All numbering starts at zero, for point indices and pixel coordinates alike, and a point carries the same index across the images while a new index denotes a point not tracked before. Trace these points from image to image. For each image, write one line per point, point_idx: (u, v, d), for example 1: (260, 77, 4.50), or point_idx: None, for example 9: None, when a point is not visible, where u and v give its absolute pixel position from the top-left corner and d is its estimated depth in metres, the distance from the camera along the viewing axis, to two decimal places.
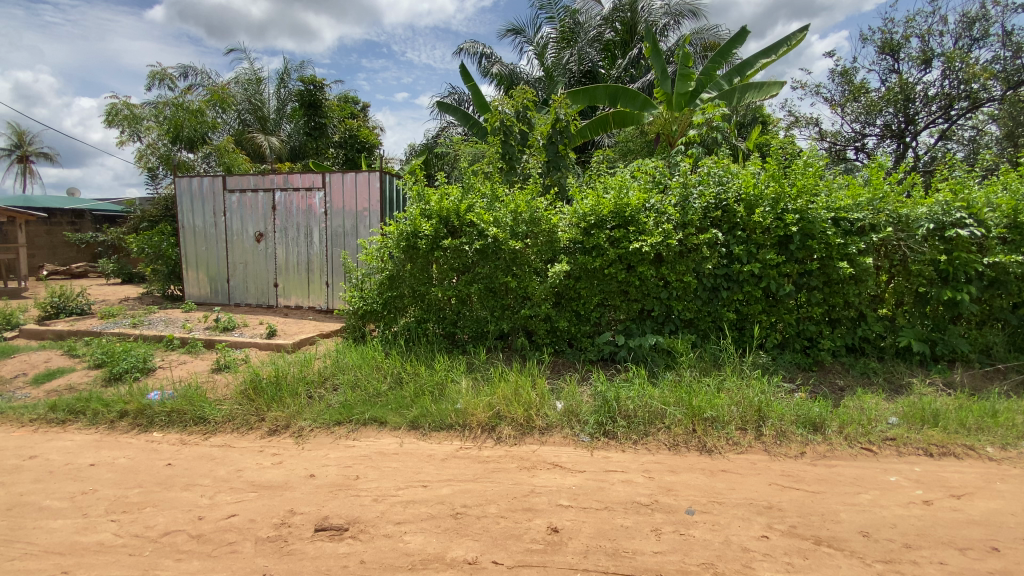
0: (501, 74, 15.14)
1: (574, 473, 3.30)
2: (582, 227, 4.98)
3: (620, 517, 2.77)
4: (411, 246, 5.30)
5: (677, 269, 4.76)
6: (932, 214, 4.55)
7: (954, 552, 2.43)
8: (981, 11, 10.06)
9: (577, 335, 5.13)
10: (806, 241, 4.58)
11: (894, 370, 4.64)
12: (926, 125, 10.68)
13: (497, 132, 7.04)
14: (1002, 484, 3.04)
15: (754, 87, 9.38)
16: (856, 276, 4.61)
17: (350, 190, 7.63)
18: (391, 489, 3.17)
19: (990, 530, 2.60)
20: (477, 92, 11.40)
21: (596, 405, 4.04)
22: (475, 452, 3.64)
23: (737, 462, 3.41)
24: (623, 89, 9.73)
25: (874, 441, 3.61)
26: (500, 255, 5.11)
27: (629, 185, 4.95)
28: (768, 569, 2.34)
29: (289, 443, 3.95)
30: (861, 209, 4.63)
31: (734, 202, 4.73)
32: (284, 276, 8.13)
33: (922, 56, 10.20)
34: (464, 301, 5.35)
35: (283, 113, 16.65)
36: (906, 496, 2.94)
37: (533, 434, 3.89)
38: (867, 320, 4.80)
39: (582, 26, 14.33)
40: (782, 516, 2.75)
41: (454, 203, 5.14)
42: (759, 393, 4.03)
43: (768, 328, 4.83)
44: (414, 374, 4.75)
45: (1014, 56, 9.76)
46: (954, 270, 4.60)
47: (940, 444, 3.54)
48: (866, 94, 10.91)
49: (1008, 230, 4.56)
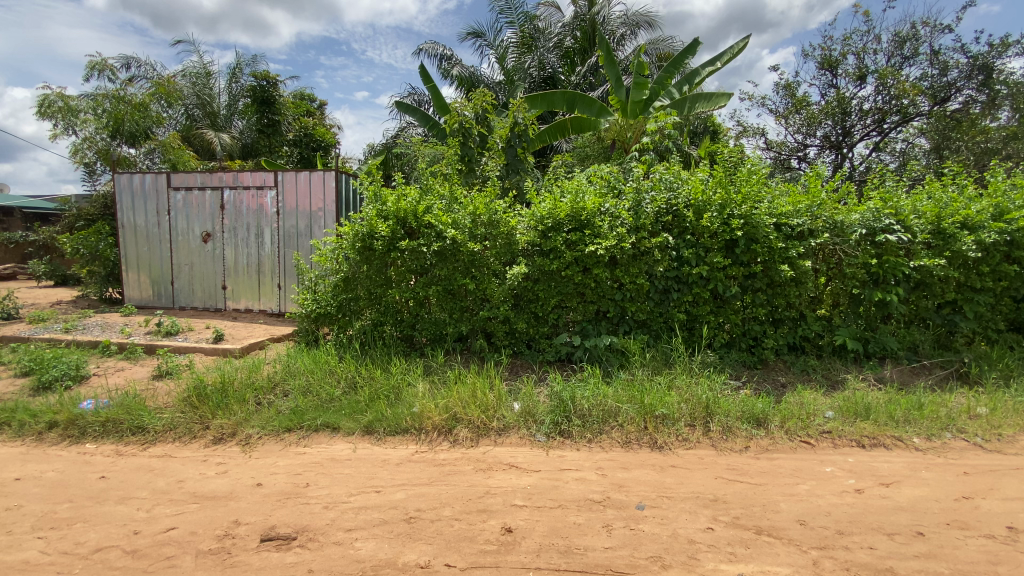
0: (462, 76, 15.16)
1: (529, 473, 3.32)
2: (539, 230, 5.03)
3: (573, 515, 2.81)
4: (367, 247, 5.18)
5: (631, 271, 4.88)
6: (864, 220, 4.87)
7: (883, 538, 2.59)
8: (910, 32, 10.84)
9: (536, 336, 5.18)
10: (751, 245, 4.80)
11: (831, 368, 4.92)
12: (861, 137, 11.41)
13: (456, 133, 6.95)
14: (926, 473, 3.28)
15: (704, 98, 9.69)
16: (797, 278, 4.86)
17: (304, 190, 7.42)
18: (342, 496, 3.09)
19: (915, 515, 2.79)
20: (436, 94, 11.35)
21: (553, 405, 4.09)
22: (431, 456, 3.61)
23: (686, 457, 3.52)
24: (581, 96, 9.80)
25: (812, 434, 3.81)
26: (458, 257, 5.08)
27: (586, 189, 5.04)
28: (712, 559, 2.43)
29: (235, 452, 3.79)
30: (801, 214, 4.88)
31: (684, 208, 4.90)
32: (233, 278, 7.81)
33: (858, 73, 10.88)
34: (422, 303, 5.29)
35: (234, 109, 16.04)
36: (840, 486, 3.12)
37: (489, 436, 3.88)
38: (807, 320, 5.07)
39: (542, 32, 14.54)
40: (727, 508, 2.86)
41: (411, 204, 5.05)
42: (707, 391, 4.19)
43: (716, 328, 5.03)
44: (369, 379, 4.65)
45: (941, 74, 10.55)
46: (884, 273, 4.90)
47: (871, 436, 3.77)
48: (807, 107, 11.54)
49: (932, 235, 4.88)
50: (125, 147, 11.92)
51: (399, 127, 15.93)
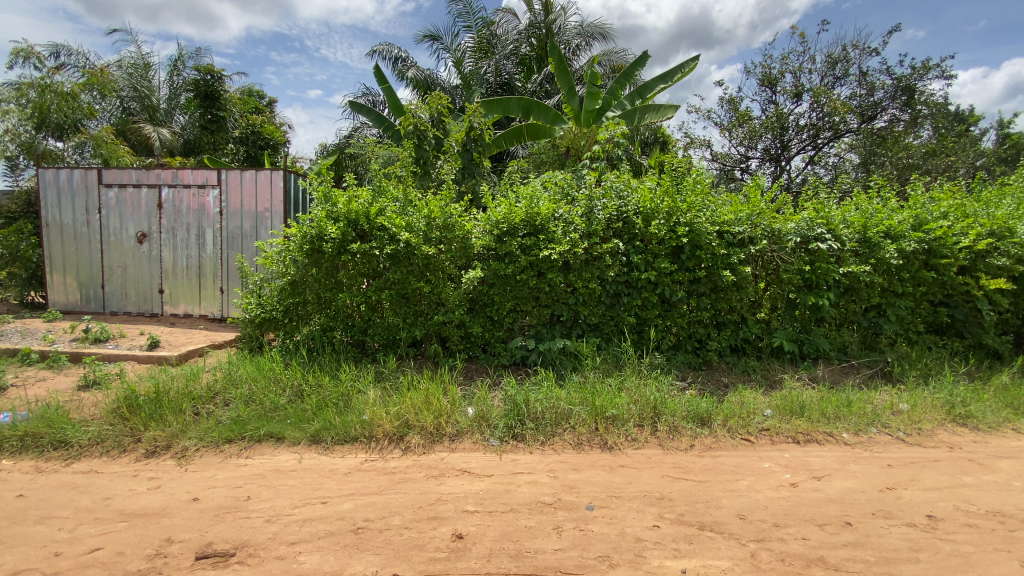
0: (417, 78, 15.03)
1: (481, 477, 3.30)
2: (495, 234, 5.03)
3: (524, 518, 2.82)
4: (316, 250, 5.02)
5: (583, 276, 4.97)
6: (798, 229, 5.17)
7: (815, 529, 2.74)
8: (841, 54, 11.63)
9: (491, 340, 5.18)
10: (696, 251, 5.00)
11: (770, 368, 5.18)
12: (797, 151, 12.13)
13: (409, 135, 6.75)
14: (853, 466, 3.51)
15: (652, 109, 10.02)
16: (738, 283, 5.11)
17: (249, 190, 7.11)
18: (286, 509, 2.97)
19: (844, 506, 2.97)
20: (391, 95, 11.20)
21: (506, 409, 4.09)
22: (381, 464, 3.53)
23: (635, 457, 3.61)
24: (535, 102, 9.95)
25: (752, 432, 4.00)
26: (413, 261, 5.01)
27: (540, 195, 5.10)
28: (658, 556, 2.50)
29: (170, 466, 3.57)
30: (741, 223, 5.13)
31: (633, 215, 5.06)
32: (171, 282, 7.38)
33: (794, 90, 11.57)
34: (375, 308, 5.17)
35: (176, 103, 15.25)
36: (777, 480, 3.28)
37: (442, 442, 3.83)
38: (748, 323, 5.33)
39: (498, 38, 14.65)
40: (672, 506, 2.96)
41: (363, 205, 4.92)
42: (656, 392, 4.32)
43: (664, 331, 5.19)
44: (317, 386, 4.50)
45: (868, 94, 11.38)
46: (817, 278, 5.20)
47: (805, 433, 4.00)
48: (749, 121, 12.16)
49: (859, 244, 5.23)
50: (51, 141, 11.09)
51: (352, 128, 15.58)
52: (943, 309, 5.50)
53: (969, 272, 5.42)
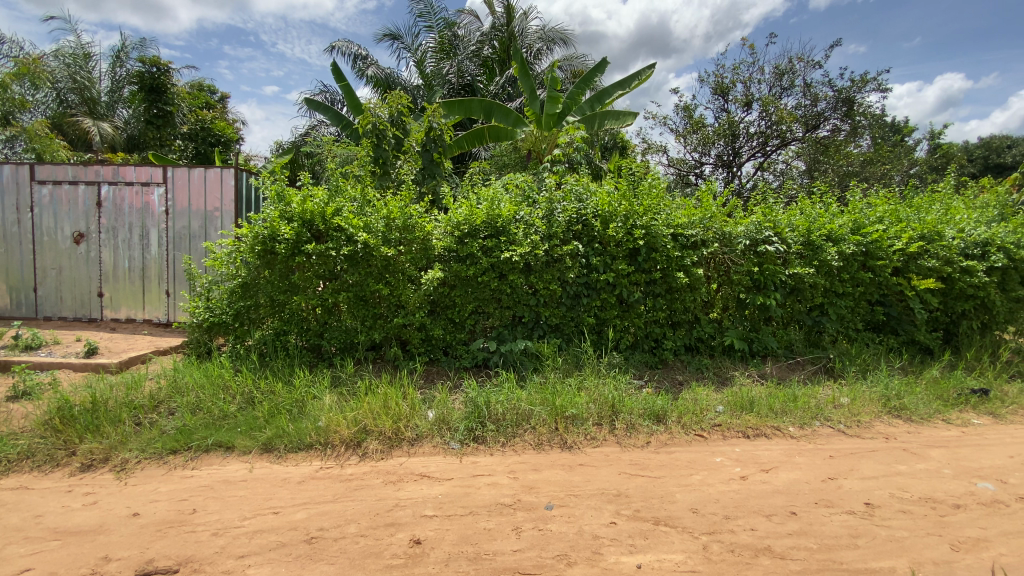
0: (377, 77, 14.80)
1: (441, 481, 3.27)
2: (456, 236, 4.98)
3: (483, 521, 2.81)
4: (268, 251, 4.86)
5: (544, 277, 5.02)
6: (748, 232, 5.39)
7: (763, 519, 2.86)
8: (788, 66, 12.22)
9: (452, 343, 5.14)
10: (652, 253, 5.14)
11: (722, 366, 5.39)
12: (748, 158, 12.64)
13: (368, 134, 6.62)
14: (798, 458, 3.68)
15: (612, 116, 10.20)
16: (691, 284, 5.29)
17: (197, 188, 6.81)
18: (234, 521, 2.85)
19: (789, 497, 3.11)
20: (350, 93, 10.97)
21: (467, 411, 4.07)
22: (337, 471, 3.44)
23: (594, 455, 3.67)
24: (497, 105, 9.91)
25: (705, 428, 4.13)
26: (371, 262, 4.91)
27: (502, 197, 5.10)
28: (615, 553, 2.54)
29: (108, 480, 3.36)
30: (694, 226, 5.30)
31: (592, 218, 5.15)
32: (111, 285, 6.96)
33: (745, 99, 12.07)
34: (331, 311, 5.05)
35: (119, 96, 14.45)
36: (728, 474, 3.41)
37: (401, 446, 3.77)
38: (701, 322, 5.52)
39: (460, 40, 14.62)
40: (629, 502, 3.02)
41: (319, 205, 4.79)
42: (614, 390, 4.40)
43: (622, 331, 5.31)
44: (270, 393, 4.35)
45: (812, 104, 12.00)
46: (765, 279, 5.44)
47: (755, 427, 4.17)
48: (703, 128, 12.60)
49: (804, 247, 5.50)
50: None
51: (309, 126, 15.15)
52: (879, 308, 5.83)
53: (902, 274, 5.77)
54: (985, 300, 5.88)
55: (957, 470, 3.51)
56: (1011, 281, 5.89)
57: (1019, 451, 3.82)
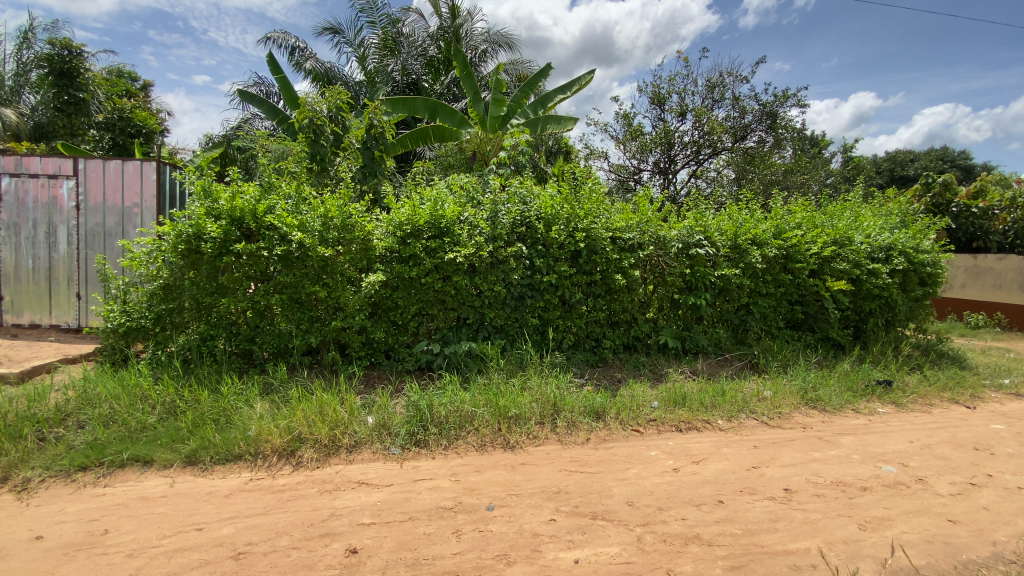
0: (316, 71, 14.28)
1: (380, 488, 3.19)
2: (398, 236, 4.88)
3: (423, 525, 2.78)
4: (193, 250, 4.59)
5: (488, 278, 5.03)
6: (680, 236, 5.66)
7: (693, 509, 3.00)
8: (719, 79, 12.92)
9: (395, 346, 5.03)
10: (592, 256, 5.30)
11: (657, 363, 5.63)
12: (682, 165, 13.25)
13: (304, 129, 6.37)
14: (725, 449, 3.90)
15: (555, 121, 10.32)
16: (629, 285, 5.48)
17: (114, 182, 6.28)
18: (152, 540, 2.65)
19: (717, 486, 3.29)
20: (287, 86, 10.51)
21: (408, 415, 3.99)
22: (269, 482, 3.28)
23: (535, 454, 3.71)
24: (441, 104, 9.94)
25: (641, 423, 4.29)
26: (308, 263, 4.71)
27: (445, 197, 5.05)
28: (554, 549, 2.59)
29: (5, 501, 3.04)
30: (631, 229, 5.50)
31: (535, 220, 5.23)
32: (11, 286, 6.29)
33: (679, 110, 12.64)
34: (263, 314, 4.81)
35: (23, 79, 13.15)
36: (662, 466, 3.56)
37: (339, 454, 3.65)
38: (638, 322, 5.73)
39: (404, 37, 14.41)
40: (568, 498, 3.08)
41: (250, 202, 4.55)
42: (555, 389, 4.49)
43: (563, 331, 5.42)
44: (194, 402, 4.07)
45: (740, 116, 12.76)
46: (697, 281, 5.75)
47: (687, 421, 4.38)
48: (641, 136, 13.08)
49: (732, 250, 5.83)
50: None
51: (242, 120, 14.39)
52: (798, 307, 6.28)
53: (818, 275, 6.23)
54: (889, 300, 6.46)
55: (864, 455, 3.84)
56: (910, 283, 6.51)
57: (916, 436, 4.24)
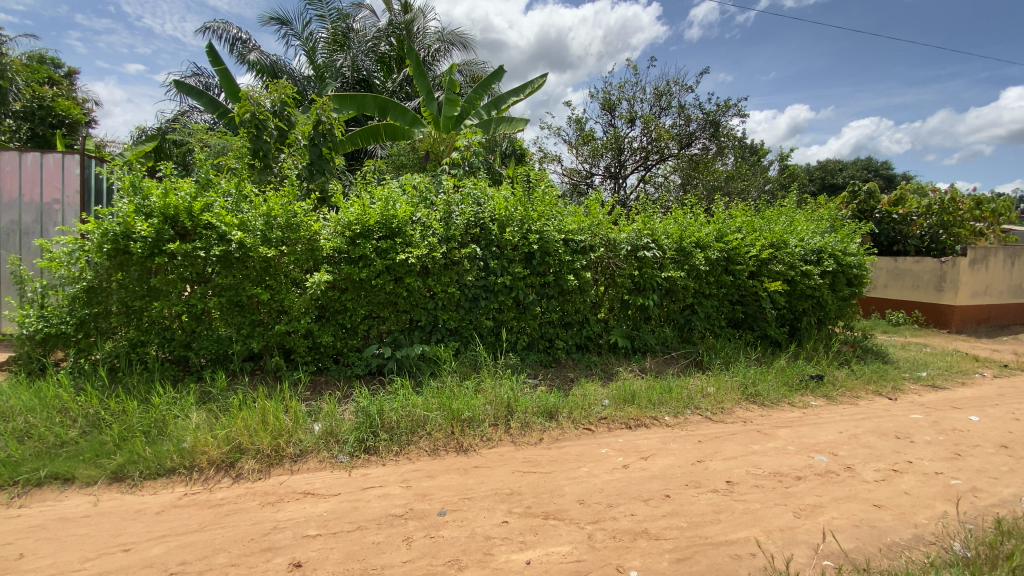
0: (261, 63, 13.68)
1: (326, 498, 3.08)
2: (347, 236, 4.74)
3: (372, 534, 2.71)
4: (122, 250, 4.28)
5: (442, 280, 4.98)
6: (629, 239, 5.82)
7: (641, 504, 3.08)
8: (666, 88, 13.37)
9: (344, 350, 4.88)
10: (545, 257, 5.35)
11: (608, 362, 5.76)
12: (632, 170, 13.62)
13: (246, 124, 6.09)
14: (672, 444, 4.04)
15: (507, 121, 10.28)
16: (581, 286, 5.58)
17: (31, 176, 5.77)
18: (73, 564, 2.45)
19: (664, 481, 3.39)
20: (228, 77, 10.00)
21: (357, 421, 3.87)
22: (205, 496, 3.10)
23: (488, 457, 3.70)
24: (392, 103, 9.80)
25: (593, 421, 4.38)
26: (249, 264, 4.49)
27: (397, 197, 4.95)
28: (505, 552, 2.58)
29: None
30: (583, 232, 5.61)
31: (489, 221, 5.22)
32: None
33: (629, 116, 12.99)
34: (200, 318, 4.55)
35: None
36: (612, 464, 3.63)
37: (282, 464, 3.50)
38: (590, 322, 5.84)
39: (355, 32, 14.06)
40: (520, 500, 3.09)
41: (185, 200, 4.29)
42: (509, 390, 4.49)
43: (517, 333, 5.44)
44: (122, 414, 3.79)
45: (686, 124, 13.28)
46: (645, 282, 5.92)
47: (636, 418, 4.50)
48: (592, 141, 13.36)
49: (678, 252, 6.04)
50: None
51: (178, 112, 13.59)
52: (739, 307, 6.58)
53: (757, 276, 6.56)
54: (820, 300, 6.87)
55: (799, 446, 4.08)
56: (839, 283, 6.95)
57: (845, 426, 4.54)
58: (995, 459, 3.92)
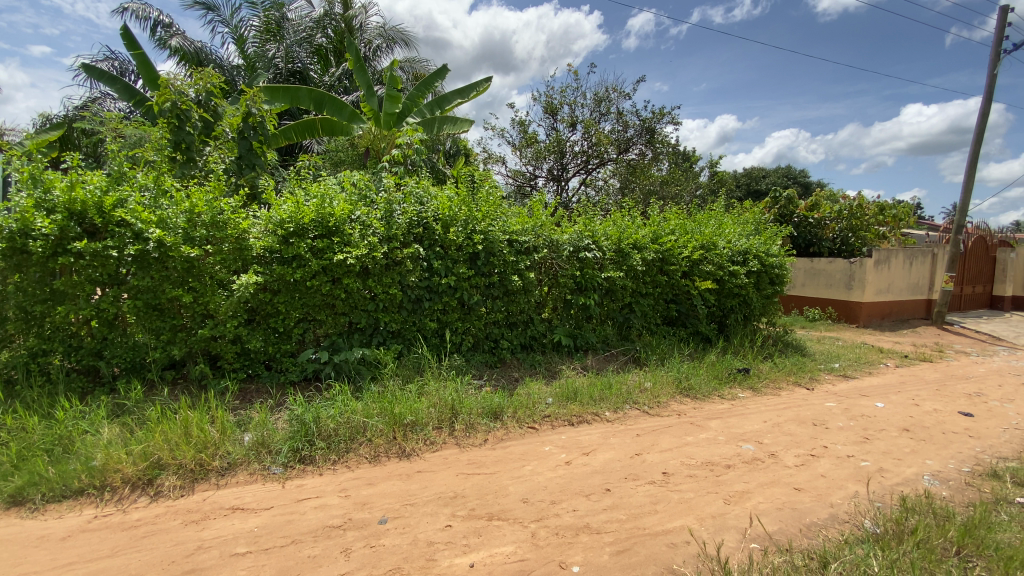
0: (184, 50, 12.77)
1: (257, 512, 2.91)
2: (279, 235, 4.50)
3: (308, 548, 2.58)
4: (19, 249, 3.86)
5: (383, 281, 4.85)
6: (572, 240, 5.94)
7: (584, 499, 3.14)
8: (605, 94, 13.77)
9: (277, 355, 4.63)
10: (489, 258, 5.35)
11: (552, 361, 5.83)
12: (573, 173, 13.91)
13: (166, 114, 5.66)
14: (613, 438, 4.15)
15: (450, 121, 10.18)
16: (525, 287, 5.62)
17: None
18: None
19: (605, 475, 3.48)
20: (145, 63, 9.24)
21: (292, 430, 3.69)
22: (119, 518, 2.84)
23: (432, 460, 3.64)
24: (330, 97, 9.48)
25: (537, 420, 4.42)
26: (169, 264, 4.17)
27: (334, 194, 4.77)
28: (449, 556, 2.55)
29: None
30: (527, 233, 5.66)
31: (433, 221, 5.14)
32: None
33: (570, 120, 13.25)
34: (113, 324, 4.19)
35: None
36: (555, 461, 3.68)
37: (207, 479, 3.27)
38: (535, 322, 5.90)
39: (289, 22, 13.44)
40: (464, 502, 3.06)
41: (94, 194, 3.91)
42: (453, 392, 4.44)
43: (462, 334, 5.39)
44: (19, 432, 3.41)
45: (624, 130, 13.74)
46: (586, 282, 6.06)
47: (578, 415, 4.59)
48: (535, 143, 13.53)
49: (617, 253, 6.23)
50: None
51: (88, 99, 12.42)
52: (673, 305, 6.88)
53: (689, 276, 6.89)
54: (746, 297, 7.32)
55: (728, 436, 4.31)
56: (763, 282, 7.44)
57: (769, 416, 4.86)
58: (898, 442, 4.34)
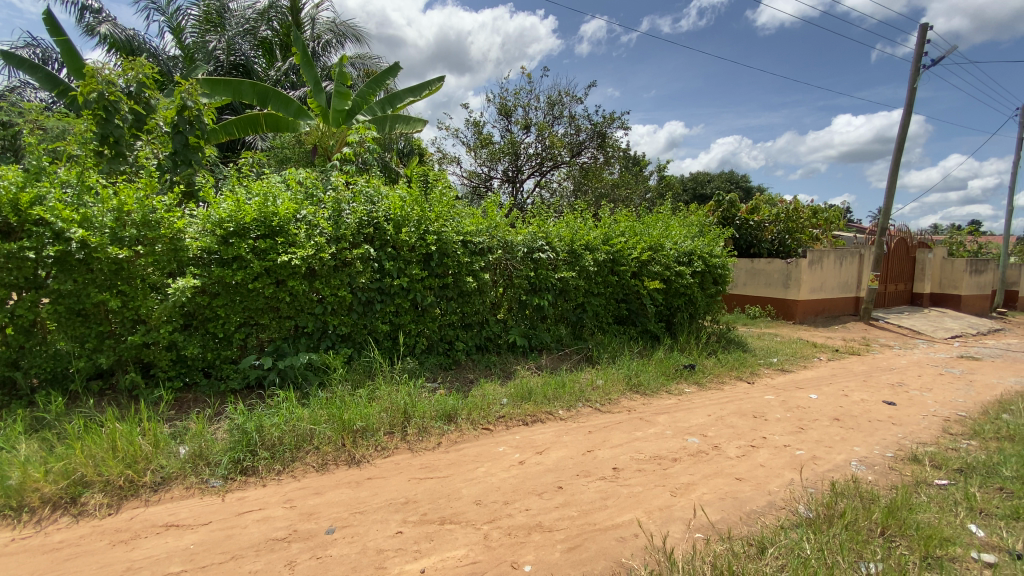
0: (114, 37, 11.97)
1: (194, 528, 2.75)
2: (218, 235, 4.28)
3: (249, 563, 2.47)
4: None
5: (331, 283, 4.71)
6: (525, 242, 5.98)
7: (536, 498, 3.17)
8: (558, 98, 13.98)
9: (216, 362, 4.40)
10: (443, 258, 5.31)
11: (507, 362, 5.84)
12: (528, 175, 14.02)
13: (91, 105, 5.29)
14: (565, 436, 4.20)
15: (403, 120, 10.02)
16: (479, 288, 5.61)
17: None
18: None
19: (557, 473, 3.52)
20: (69, 49, 8.57)
21: (232, 441, 3.51)
22: (37, 541, 2.62)
23: (383, 466, 3.56)
24: (274, 92, 8.99)
25: (491, 421, 4.42)
26: (94, 266, 3.88)
27: (279, 193, 4.60)
28: (399, 563, 2.50)
29: None
30: (480, 234, 5.65)
31: (384, 221, 5.04)
32: None
33: (524, 122, 13.34)
34: (30, 331, 3.87)
35: None
36: (509, 461, 3.69)
37: (138, 495, 3.07)
38: (489, 323, 5.90)
39: (231, 13, 12.88)
40: (416, 507, 3.01)
41: (7, 189, 3.59)
42: (405, 395, 4.36)
43: (415, 336, 5.32)
44: None
45: (576, 133, 13.98)
46: (540, 282, 6.12)
47: (532, 414, 4.62)
48: (490, 145, 13.55)
49: (569, 254, 6.33)
50: None
51: (3, 87, 11.42)
52: (623, 304, 7.05)
53: (638, 276, 7.09)
54: (691, 296, 7.60)
55: (675, 430, 4.46)
56: (707, 282, 7.76)
57: (713, 409, 5.07)
58: (829, 431, 4.63)
